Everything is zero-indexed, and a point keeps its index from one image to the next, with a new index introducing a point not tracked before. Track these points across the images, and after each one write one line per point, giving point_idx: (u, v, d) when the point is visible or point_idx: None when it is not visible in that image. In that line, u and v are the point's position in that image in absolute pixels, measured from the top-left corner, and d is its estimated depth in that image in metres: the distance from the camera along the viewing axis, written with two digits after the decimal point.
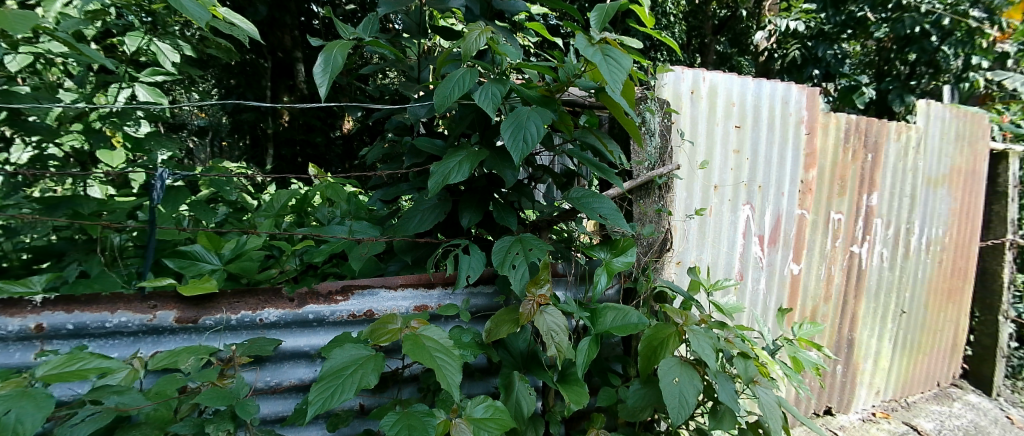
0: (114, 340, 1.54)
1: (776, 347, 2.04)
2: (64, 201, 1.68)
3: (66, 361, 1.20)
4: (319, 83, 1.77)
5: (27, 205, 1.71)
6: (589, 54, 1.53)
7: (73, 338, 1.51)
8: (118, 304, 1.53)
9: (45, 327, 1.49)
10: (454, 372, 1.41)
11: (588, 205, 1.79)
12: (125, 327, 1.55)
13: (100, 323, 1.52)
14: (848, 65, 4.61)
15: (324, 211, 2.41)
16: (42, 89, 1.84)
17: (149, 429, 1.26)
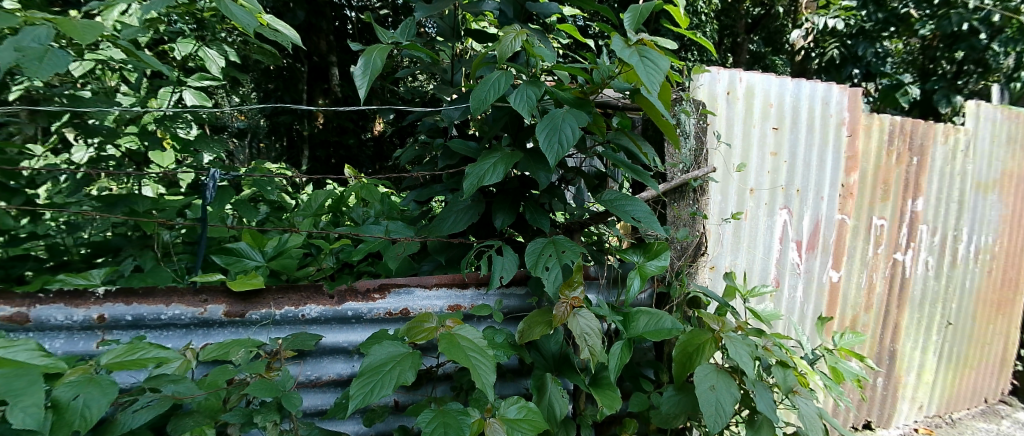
0: (169, 331, 1.61)
1: (815, 357, 2.00)
2: (121, 199, 1.77)
3: (128, 350, 1.26)
4: (358, 86, 1.82)
5: (87, 203, 1.80)
6: (626, 55, 1.53)
7: (131, 329, 1.58)
8: (173, 297, 1.60)
9: (106, 318, 1.56)
10: (488, 372, 1.43)
11: (622, 207, 1.78)
12: (179, 320, 1.61)
13: (156, 315, 1.59)
14: (889, 65, 4.47)
15: (359, 211, 2.46)
16: (101, 93, 1.94)
17: (200, 419, 1.31)
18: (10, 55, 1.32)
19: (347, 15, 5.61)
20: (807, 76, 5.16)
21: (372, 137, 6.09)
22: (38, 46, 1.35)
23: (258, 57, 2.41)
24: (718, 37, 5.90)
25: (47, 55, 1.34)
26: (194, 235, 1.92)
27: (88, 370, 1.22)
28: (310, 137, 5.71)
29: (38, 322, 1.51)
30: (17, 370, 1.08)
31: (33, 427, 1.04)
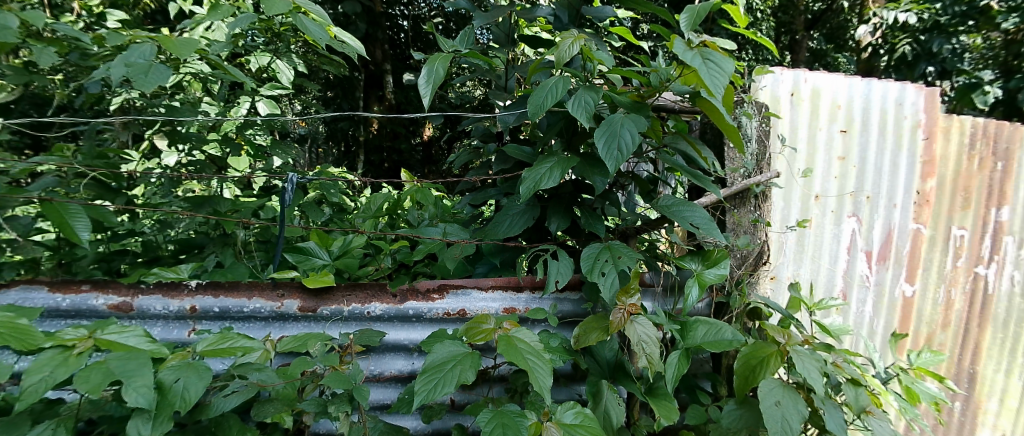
0: (250, 323, 1.73)
1: (889, 376, 1.93)
2: (206, 200, 1.91)
3: (219, 338, 1.35)
4: (422, 93, 1.89)
5: (176, 204, 1.95)
6: (689, 58, 1.53)
7: (219, 319, 1.71)
8: (254, 292, 1.71)
9: (197, 309, 1.70)
10: (545, 375, 1.45)
11: (680, 213, 1.77)
12: (259, 313, 1.73)
13: (239, 308, 1.71)
14: (969, 61, 4.12)
15: (414, 214, 2.55)
16: (188, 104, 2.10)
17: (279, 406, 1.40)
18: (121, 71, 1.45)
19: (401, 23, 5.76)
20: (873, 75, 4.92)
21: (421, 142, 6.23)
22: (144, 61, 1.46)
23: (325, 67, 2.53)
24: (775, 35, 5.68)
25: (151, 69, 1.45)
26: (267, 234, 2.03)
27: (187, 356, 1.31)
28: (365, 142, 5.90)
29: (140, 311, 1.67)
30: (129, 353, 1.18)
31: (143, 405, 1.14)
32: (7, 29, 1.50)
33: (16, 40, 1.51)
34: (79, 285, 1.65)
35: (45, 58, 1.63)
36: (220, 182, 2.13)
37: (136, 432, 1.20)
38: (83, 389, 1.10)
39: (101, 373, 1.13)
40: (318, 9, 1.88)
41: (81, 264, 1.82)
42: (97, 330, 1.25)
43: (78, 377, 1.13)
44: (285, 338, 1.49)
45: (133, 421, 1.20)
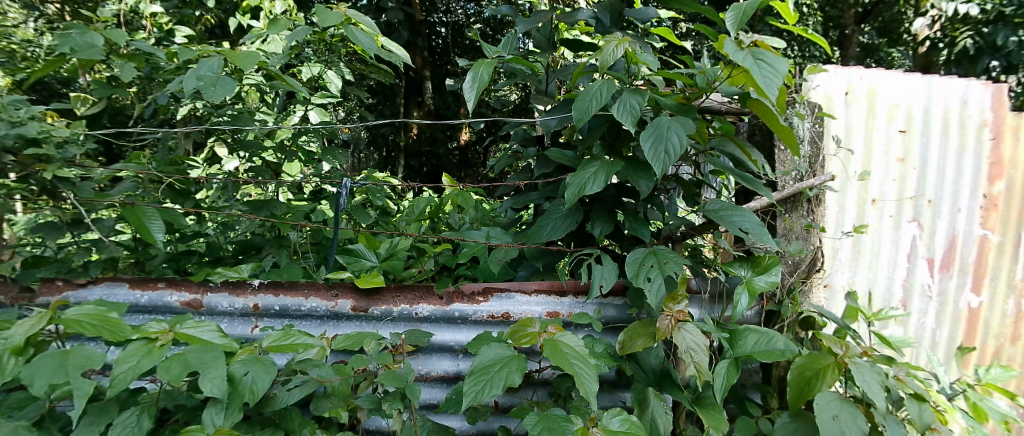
0: (307, 321, 1.80)
1: (955, 393, 1.84)
2: (264, 204, 2.02)
3: (282, 335, 1.42)
4: (468, 98, 1.94)
5: (237, 207, 2.06)
6: (740, 59, 1.55)
7: (279, 317, 1.79)
8: (310, 291, 1.78)
9: (260, 307, 1.78)
10: (591, 380, 1.45)
11: (728, 218, 1.76)
12: (315, 311, 1.80)
13: (297, 306, 1.79)
14: None
15: (456, 217, 2.60)
16: (246, 112, 2.20)
17: (335, 401, 1.46)
18: (193, 83, 1.55)
19: (439, 30, 5.85)
20: (931, 71, 4.71)
21: (458, 146, 6.41)
22: (213, 74, 1.57)
23: (373, 75, 2.61)
24: (827, 30, 5.39)
25: (218, 82, 1.55)
26: (318, 236, 2.11)
27: (254, 351, 1.39)
28: (405, 147, 5.94)
29: (209, 307, 1.77)
30: (204, 346, 1.27)
31: (217, 395, 1.22)
32: (94, 47, 1.66)
33: (103, 57, 1.67)
34: (156, 282, 1.75)
35: (128, 73, 1.77)
36: (275, 187, 2.24)
37: (210, 421, 1.28)
38: (165, 378, 1.18)
39: (180, 364, 1.22)
40: (367, 20, 1.95)
41: (153, 262, 1.96)
42: (176, 324, 1.34)
43: (160, 367, 1.22)
44: (340, 337, 1.55)
45: (208, 411, 1.29)
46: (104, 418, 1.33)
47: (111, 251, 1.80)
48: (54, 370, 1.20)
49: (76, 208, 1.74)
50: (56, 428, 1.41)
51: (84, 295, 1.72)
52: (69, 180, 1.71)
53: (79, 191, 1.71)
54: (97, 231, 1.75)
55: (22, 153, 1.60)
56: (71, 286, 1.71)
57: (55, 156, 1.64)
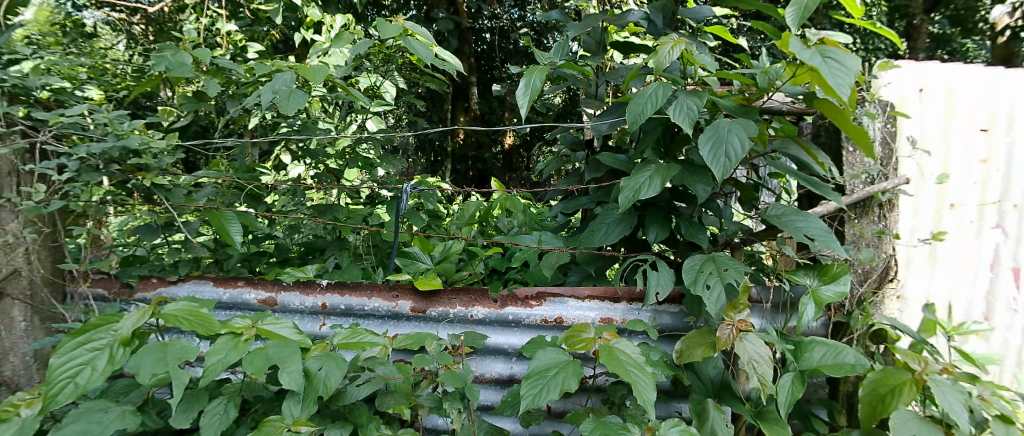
0: (370, 320, 1.89)
1: None
2: (327, 208, 2.16)
3: (350, 333, 1.52)
4: (520, 104, 1.97)
5: (302, 211, 2.16)
6: (808, 57, 1.56)
7: (345, 316, 1.88)
8: (373, 292, 1.86)
9: (327, 305, 1.88)
10: (649, 389, 1.43)
11: (792, 224, 1.73)
12: (377, 312, 1.88)
13: (361, 306, 1.87)
14: None
15: (505, 221, 2.64)
16: (309, 121, 2.30)
17: (398, 398, 1.51)
18: (270, 97, 1.79)
19: (483, 36, 5.89)
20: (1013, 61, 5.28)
21: (503, 150, 6.50)
22: (286, 88, 1.80)
23: (427, 84, 2.68)
24: (892, 22, 5.15)
25: (292, 95, 1.78)
26: (374, 239, 2.18)
27: (325, 347, 1.48)
28: (451, 152, 5.98)
29: (283, 305, 1.89)
30: (283, 341, 1.37)
31: (294, 388, 1.30)
32: (184, 66, 1.87)
33: (192, 74, 1.88)
34: (236, 281, 1.90)
35: (212, 88, 1.99)
36: (335, 191, 2.33)
37: (289, 412, 1.39)
38: (249, 370, 1.28)
39: (262, 357, 1.31)
40: (423, 30, 2.02)
41: (230, 262, 2.12)
42: (258, 321, 1.45)
43: (245, 360, 1.32)
44: (400, 336, 1.60)
45: (287, 402, 1.40)
46: (195, 406, 1.45)
47: (197, 251, 1.98)
48: (156, 361, 1.30)
49: (168, 212, 1.91)
50: (154, 415, 1.54)
51: (174, 292, 1.91)
52: (163, 186, 1.88)
53: (171, 196, 1.88)
54: (185, 233, 1.93)
55: (125, 164, 1.81)
56: (164, 284, 1.92)
57: (153, 165, 1.83)
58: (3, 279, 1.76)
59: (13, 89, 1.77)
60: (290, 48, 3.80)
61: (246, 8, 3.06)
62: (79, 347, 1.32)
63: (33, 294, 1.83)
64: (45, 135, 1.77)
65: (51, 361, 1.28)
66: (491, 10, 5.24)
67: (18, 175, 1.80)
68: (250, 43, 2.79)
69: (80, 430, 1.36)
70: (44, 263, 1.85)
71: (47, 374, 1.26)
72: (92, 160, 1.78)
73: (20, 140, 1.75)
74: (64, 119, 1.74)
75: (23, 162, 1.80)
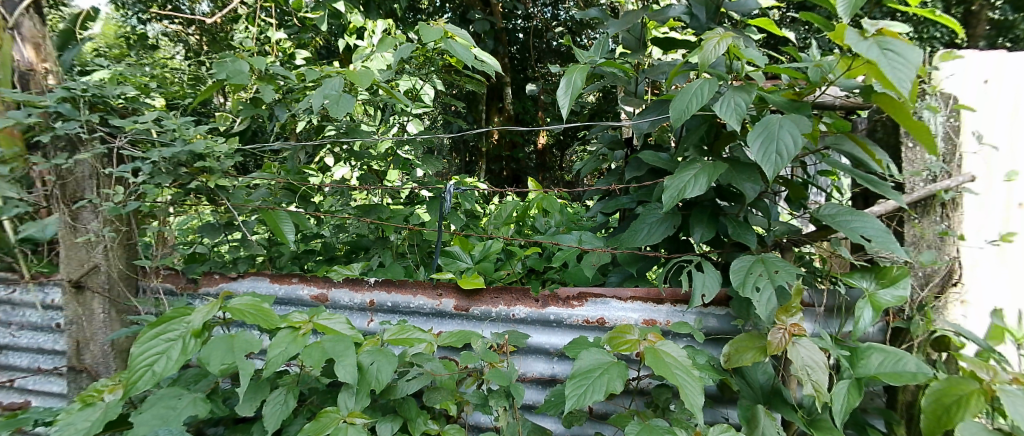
0: (416, 317, 1.91)
1: None
2: (372, 207, 2.20)
3: (400, 330, 1.54)
4: (561, 104, 1.94)
5: (347, 212, 2.21)
6: (865, 49, 1.49)
7: (392, 313, 1.92)
8: (418, 290, 1.89)
9: (375, 302, 1.93)
10: (696, 393, 1.39)
11: (847, 224, 1.65)
12: (422, 309, 1.90)
13: (407, 303, 1.90)
14: None
15: (541, 221, 2.63)
16: (352, 124, 2.35)
17: (445, 394, 1.53)
18: (320, 101, 1.87)
19: (517, 36, 5.85)
20: None
21: (536, 151, 6.51)
22: (335, 93, 1.88)
23: (466, 85, 2.69)
24: (949, 9, 4.95)
25: (341, 99, 1.87)
26: (415, 238, 2.20)
27: (376, 343, 1.53)
28: (486, 152, 6.00)
29: (334, 301, 1.95)
30: (338, 336, 1.42)
31: (349, 380, 1.36)
32: (242, 74, 1.96)
33: (250, 81, 1.96)
34: (290, 278, 1.97)
35: (268, 94, 2.06)
36: (377, 192, 2.37)
37: (345, 404, 1.43)
38: (308, 363, 1.36)
39: (320, 350, 1.38)
40: (463, 33, 2.04)
41: (282, 261, 2.19)
42: (315, 315, 1.51)
43: (303, 353, 1.39)
44: (443, 334, 1.62)
45: (343, 394, 1.44)
46: (259, 395, 1.52)
47: (254, 248, 2.07)
48: (225, 353, 1.38)
49: (229, 212, 2.03)
50: (220, 404, 1.60)
51: (233, 287, 2.03)
52: (226, 188, 1.98)
53: (232, 197, 1.98)
54: (244, 232, 2.03)
55: (193, 167, 1.92)
56: (225, 280, 2.04)
57: (217, 167, 1.91)
58: (84, 274, 1.89)
59: (94, 99, 1.85)
60: (331, 53, 3.86)
61: (294, 18, 3.15)
62: (156, 338, 1.41)
63: (111, 288, 1.94)
64: (122, 141, 1.84)
65: (132, 350, 1.37)
66: (527, 10, 5.25)
67: (98, 178, 1.90)
68: (296, 49, 2.85)
69: (156, 416, 1.43)
70: (120, 259, 1.96)
71: (128, 362, 1.35)
72: (165, 164, 1.87)
73: (100, 146, 1.84)
74: (138, 125, 1.83)
75: (102, 166, 1.89)
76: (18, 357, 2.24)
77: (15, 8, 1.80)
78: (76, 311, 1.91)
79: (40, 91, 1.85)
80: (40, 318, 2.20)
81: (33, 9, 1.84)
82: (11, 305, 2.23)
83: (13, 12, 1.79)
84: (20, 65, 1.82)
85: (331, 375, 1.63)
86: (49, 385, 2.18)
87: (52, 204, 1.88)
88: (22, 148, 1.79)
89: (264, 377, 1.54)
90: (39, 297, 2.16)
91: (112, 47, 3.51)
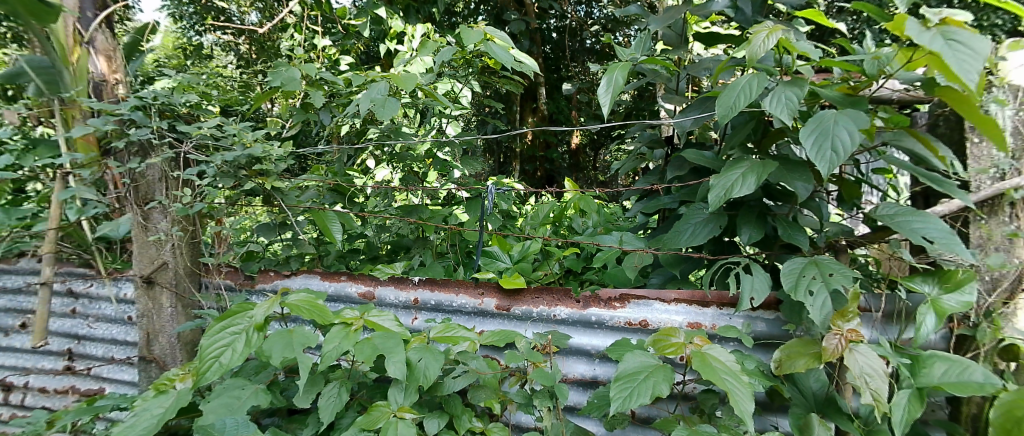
0: (459, 316, 1.90)
1: None
2: (414, 208, 2.20)
3: (445, 327, 1.55)
4: (602, 103, 1.90)
5: (388, 212, 2.22)
6: (927, 40, 1.41)
7: (435, 311, 1.92)
8: (460, 289, 1.88)
9: (419, 301, 1.93)
10: (746, 399, 1.33)
11: (908, 225, 1.56)
12: (464, 308, 1.89)
13: (450, 302, 1.90)
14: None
15: (578, 221, 2.60)
16: (394, 126, 2.36)
17: (489, 392, 1.54)
18: (367, 105, 1.92)
19: (551, 36, 5.81)
20: None
21: (570, 150, 6.44)
22: (381, 96, 1.92)
23: (504, 86, 2.67)
24: None
25: (386, 103, 1.90)
26: (454, 238, 2.21)
27: (423, 340, 1.53)
28: (520, 153, 5.97)
29: (380, 299, 1.96)
30: (388, 333, 1.43)
31: (399, 376, 1.35)
32: (294, 80, 2.04)
33: (302, 88, 2.04)
34: (339, 275, 1.99)
35: (318, 99, 2.12)
36: (417, 193, 2.37)
37: (394, 398, 1.44)
38: (359, 359, 1.35)
39: (370, 347, 1.38)
40: (502, 34, 2.03)
41: (328, 259, 2.22)
42: (365, 312, 1.52)
43: (355, 349, 1.39)
44: (486, 333, 1.61)
45: (392, 389, 1.45)
46: (315, 388, 1.54)
47: (305, 248, 2.15)
48: (285, 346, 1.41)
49: (284, 212, 2.09)
50: (278, 395, 1.63)
51: (290, 284, 2.05)
52: (281, 189, 2.04)
53: (286, 198, 2.04)
54: (297, 231, 2.10)
55: (251, 169, 1.97)
56: (281, 276, 2.06)
57: (273, 170, 1.97)
58: (154, 270, 1.92)
59: (161, 107, 1.92)
60: (372, 58, 3.91)
61: (338, 24, 3.20)
62: (223, 330, 1.44)
63: (178, 283, 1.97)
64: (189, 146, 1.90)
65: (201, 342, 1.40)
66: (563, 10, 5.21)
67: (168, 180, 1.95)
68: (342, 56, 2.89)
69: (223, 404, 1.46)
70: (186, 256, 2.00)
71: (198, 353, 1.39)
72: (226, 167, 1.92)
73: (168, 151, 1.90)
74: (203, 131, 1.89)
75: (172, 170, 1.94)
76: (94, 347, 2.32)
77: (90, 24, 1.87)
78: (147, 305, 1.95)
79: (113, 101, 1.91)
80: (114, 311, 2.27)
81: (106, 24, 1.91)
82: (88, 298, 2.31)
83: (89, 27, 1.85)
84: (94, 76, 1.89)
85: (380, 370, 1.64)
86: (122, 373, 2.27)
87: (126, 205, 1.92)
88: (98, 153, 1.87)
89: (319, 371, 1.56)
90: (114, 291, 2.24)
91: (169, 59, 3.65)
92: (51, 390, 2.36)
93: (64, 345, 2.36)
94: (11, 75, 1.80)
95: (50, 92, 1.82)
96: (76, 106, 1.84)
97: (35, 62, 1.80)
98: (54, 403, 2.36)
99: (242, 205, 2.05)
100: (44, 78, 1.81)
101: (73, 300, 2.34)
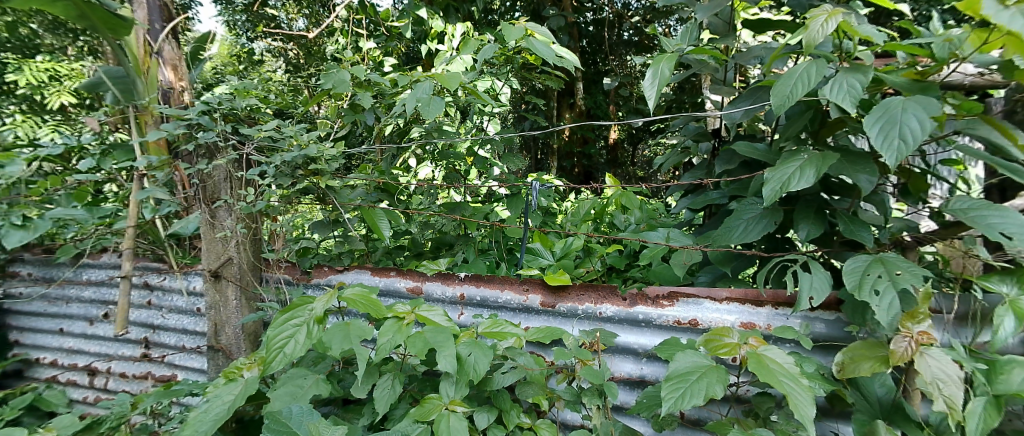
0: (505, 312, 1.88)
1: None
2: (458, 205, 2.19)
3: (492, 323, 1.52)
4: (648, 96, 1.84)
5: (433, 210, 2.22)
6: (1008, 19, 1.30)
7: (481, 307, 1.90)
8: (505, 285, 1.85)
9: (465, 296, 1.91)
10: (807, 404, 1.25)
11: (983, 219, 1.45)
12: (509, 304, 1.87)
13: (495, 298, 1.88)
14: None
15: (622, 217, 2.54)
16: (438, 124, 2.36)
17: (537, 389, 1.50)
18: (413, 104, 1.90)
19: (588, 30, 5.71)
20: None
21: (607, 146, 6.35)
22: (426, 95, 1.90)
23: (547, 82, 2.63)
24: None
25: (432, 101, 1.89)
26: (495, 235, 2.20)
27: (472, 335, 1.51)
28: (557, 150, 5.91)
29: (427, 295, 1.96)
30: (439, 327, 1.41)
31: (451, 370, 1.33)
32: (343, 82, 2.05)
33: (351, 89, 2.05)
34: (388, 271, 2.01)
35: (365, 100, 2.13)
36: (462, 189, 2.36)
37: (446, 392, 1.41)
38: (411, 351, 1.34)
39: (422, 341, 1.36)
40: (544, 30, 1.98)
41: (376, 256, 2.23)
42: (416, 306, 1.50)
43: (407, 342, 1.38)
44: (531, 330, 1.58)
45: (443, 383, 1.42)
46: (370, 379, 1.54)
47: (356, 244, 2.16)
48: (343, 337, 1.40)
49: (336, 210, 2.10)
50: (336, 385, 1.65)
51: (342, 278, 2.08)
52: (334, 188, 2.04)
53: (339, 196, 2.05)
54: (349, 228, 2.12)
55: (306, 169, 1.98)
56: (334, 271, 2.09)
57: (327, 169, 1.98)
58: (220, 264, 1.97)
59: (224, 110, 1.96)
60: (412, 58, 3.91)
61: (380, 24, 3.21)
62: (287, 322, 1.45)
63: (242, 277, 2.01)
64: (251, 148, 1.94)
65: (267, 332, 1.42)
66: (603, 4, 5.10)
67: (232, 180, 1.99)
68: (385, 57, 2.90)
69: (288, 392, 1.48)
70: (249, 252, 2.04)
71: (265, 343, 1.40)
72: (285, 167, 1.95)
73: (233, 152, 1.95)
74: (264, 133, 1.92)
75: (236, 170, 1.98)
76: (167, 336, 2.39)
77: (159, 34, 1.90)
78: (215, 297, 2.00)
79: (180, 107, 1.95)
80: (184, 302, 2.34)
81: (172, 33, 1.93)
82: (161, 290, 2.38)
83: (159, 38, 1.89)
84: (164, 85, 1.93)
85: (430, 363, 1.63)
86: (192, 361, 2.35)
87: (194, 204, 1.98)
88: (169, 156, 1.93)
89: (374, 362, 1.56)
90: (184, 284, 2.30)
91: None
92: (130, 376, 2.46)
93: (140, 334, 2.45)
94: (92, 85, 1.88)
95: (126, 100, 1.88)
96: (149, 112, 1.91)
97: (111, 72, 1.84)
98: (132, 387, 2.46)
99: (294, 204, 2.04)
100: (120, 87, 1.87)
101: (148, 292, 2.41)
